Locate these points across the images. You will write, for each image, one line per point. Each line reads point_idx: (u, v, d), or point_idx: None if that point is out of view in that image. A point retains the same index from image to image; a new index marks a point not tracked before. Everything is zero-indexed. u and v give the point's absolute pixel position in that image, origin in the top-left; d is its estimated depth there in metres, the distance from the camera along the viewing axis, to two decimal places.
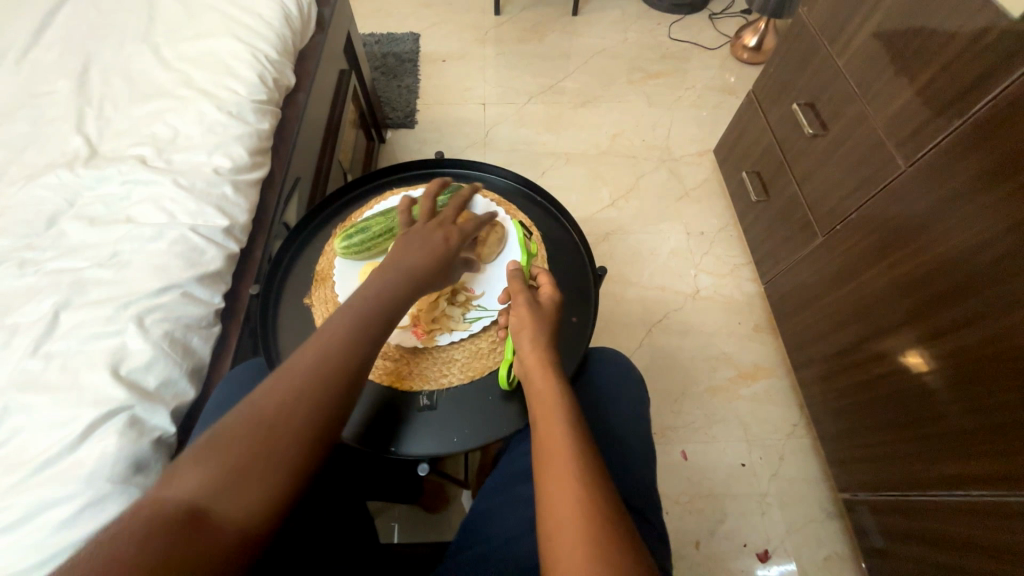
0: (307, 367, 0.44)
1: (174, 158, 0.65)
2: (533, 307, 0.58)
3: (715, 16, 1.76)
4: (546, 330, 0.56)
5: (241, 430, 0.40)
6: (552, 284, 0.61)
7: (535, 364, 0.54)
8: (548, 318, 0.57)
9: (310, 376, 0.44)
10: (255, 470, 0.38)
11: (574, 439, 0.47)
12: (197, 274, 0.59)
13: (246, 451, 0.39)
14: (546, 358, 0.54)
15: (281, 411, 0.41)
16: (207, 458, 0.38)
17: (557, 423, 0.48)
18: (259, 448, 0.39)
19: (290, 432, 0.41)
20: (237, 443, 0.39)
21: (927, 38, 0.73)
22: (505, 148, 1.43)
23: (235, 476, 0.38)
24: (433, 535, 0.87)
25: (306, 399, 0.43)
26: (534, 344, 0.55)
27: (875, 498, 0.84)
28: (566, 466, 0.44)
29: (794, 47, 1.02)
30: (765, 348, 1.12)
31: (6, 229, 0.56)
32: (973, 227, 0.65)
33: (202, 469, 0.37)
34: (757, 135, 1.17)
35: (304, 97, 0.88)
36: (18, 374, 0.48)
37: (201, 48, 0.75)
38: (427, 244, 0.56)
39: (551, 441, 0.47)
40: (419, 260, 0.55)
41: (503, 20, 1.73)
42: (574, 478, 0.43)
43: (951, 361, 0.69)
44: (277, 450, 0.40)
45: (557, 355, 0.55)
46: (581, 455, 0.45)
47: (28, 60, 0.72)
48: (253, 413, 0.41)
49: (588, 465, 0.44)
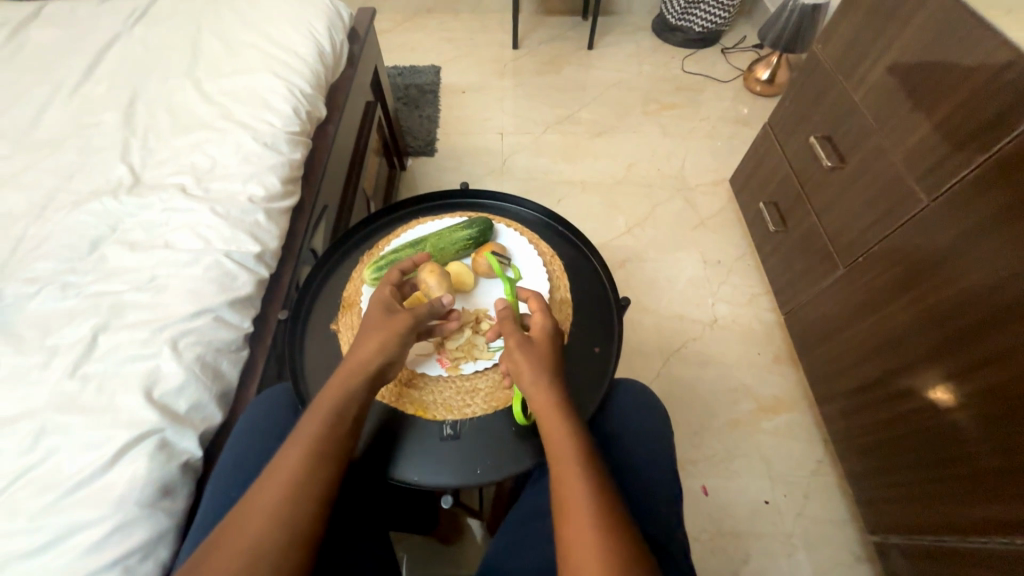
0: (310, 427, 0.49)
1: (210, 186, 0.67)
2: (528, 346, 0.55)
3: (728, 50, 1.80)
4: (546, 369, 0.54)
5: (265, 489, 0.44)
6: (545, 313, 0.59)
7: (537, 399, 0.52)
8: (544, 350, 0.56)
9: (316, 432, 0.48)
10: (289, 520, 0.43)
11: (592, 481, 0.45)
12: (229, 299, 0.60)
13: (275, 506, 0.43)
14: (553, 392, 0.52)
15: (304, 459, 0.46)
16: (245, 522, 0.42)
17: (569, 464, 0.47)
18: (287, 500, 0.43)
19: (309, 481, 0.45)
20: (267, 500, 0.43)
21: (944, 75, 0.74)
22: (522, 177, 1.45)
23: (275, 530, 0.42)
24: (447, 567, 0.85)
25: (316, 452, 0.47)
26: (533, 380, 0.53)
27: (907, 541, 0.81)
28: (583, 512, 0.43)
29: (810, 81, 1.04)
30: (786, 380, 1.10)
31: (50, 253, 0.58)
32: (997, 262, 0.65)
33: (243, 532, 0.41)
34: (774, 166, 1.18)
35: (333, 128, 0.91)
36: (57, 395, 0.49)
37: (240, 82, 0.79)
38: (372, 322, 0.56)
39: (565, 483, 0.45)
40: (368, 346, 0.54)
41: (521, 53, 1.79)
42: (594, 525, 0.42)
43: (981, 400, 0.67)
44: (301, 499, 0.44)
45: (562, 387, 0.54)
46: (602, 499, 0.44)
47: (79, 93, 0.76)
48: (272, 473, 0.45)
49: (609, 509, 0.43)
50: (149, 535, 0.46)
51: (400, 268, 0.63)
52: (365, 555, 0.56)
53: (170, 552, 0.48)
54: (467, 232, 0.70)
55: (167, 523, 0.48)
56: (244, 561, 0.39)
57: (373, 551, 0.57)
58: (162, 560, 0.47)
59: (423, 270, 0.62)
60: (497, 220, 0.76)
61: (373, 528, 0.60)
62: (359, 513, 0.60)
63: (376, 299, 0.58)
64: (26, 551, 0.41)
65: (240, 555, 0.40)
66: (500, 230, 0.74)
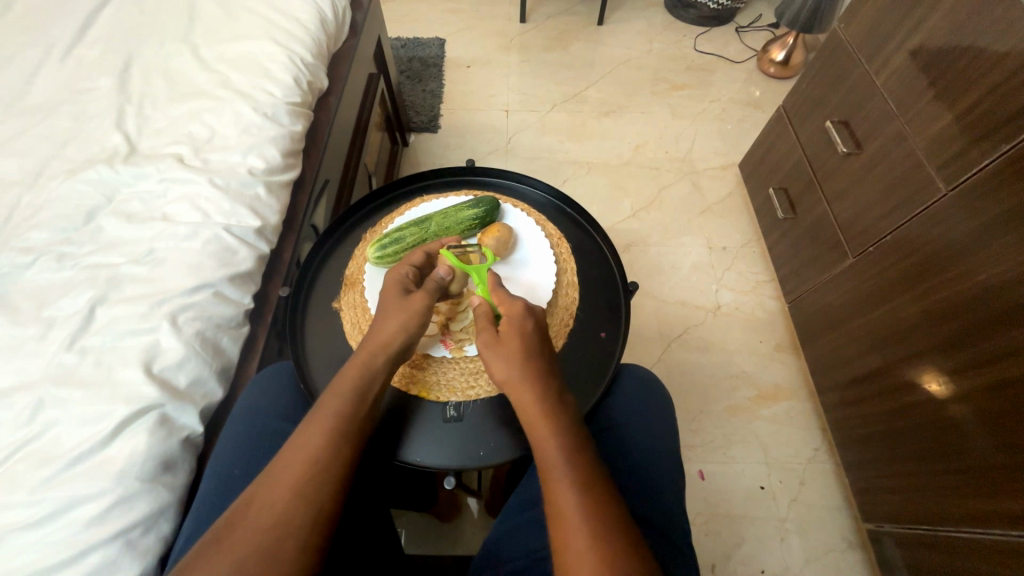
0: (331, 406, 0.48)
1: (210, 158, 0.65)
2: (493, 342, 0.52)
3: (741, 29, 1.74)
4: (514, 360, 0.51)
5: (289, 465, 0.43)
6: (516, 303, 0.55)
7: (516, 400, 0.50)
8: (513, 345, 0.52)
9: (339, 410, 0.48)
10: (314, 497, 0.42)
11: (583, 480, 0.44)
12: (228, 274, 0.59)
13: (299, 483, 0.42)
14: (530, 391, 0.49)
15: (328, 436, 0.45)
16: (268, 499, 0.41)
17: (556, 467, 0.45)
18: (311, 478, 0.43)
19: (331, 457, 0.44)
20: (291, 474, 0.42)
21: (973, 60, 0.71)
22: (527, 155, 1.42)
23: (300, 507, 0.41)
24: (445, 545, 0.86)
25: (338, 429, 0.46)
26: (508, 383, 0.51)
27: (902, 530, 0.82)
28: (572, 510, 0.42)
29: (828, 64, 1.01)
30: (786, 368, 1.10)
31: (45, 223, 0.56)
32: (1014, 256, 0.63)
33: (266, 510, 0.40)
34: (786, 151, 1.15)
35: (336, 100, 0.89)
36: (54, 368, 0.48)
37: (239, 49, 0.76)
38: (386, 301, 0.55)
39: (553, 488, 0.44)
40: (390, 324, 0.54)
41: (528, 28, 1.74)
42: (585, 531, 0.41)
43: (985, 394, 0.67)
44: (326, 476, 0.43)
45: (544, 381, 0.50)
46: (593, 500, 0.42)
47: (72, 57, 0.73)
48: (296, 448, 0.44)
49: (602, 512, 0.42)
50: (150, 510, 0.46)
51: (427, 250, 0.61)
52: (367, 535, 0.56)
53: (172, 526, 0.48)
54: (472, 212, 0.68)
55: (168, 498, 0.48)
56: (265, 533, 0.39)
57: (374, 531, 0.57)
58: (163, 535, 0.47)
59: (443, 253, 0.60)
60: (504, 199, 0.74)
61: (376, 504, 0.61)
62: (370, 487, 0.61)
63: (392, 277, 0.57)
64: (27, 524, 0.41)
65: (264, 533, 0.39)
66: (506, 210, 0.73)
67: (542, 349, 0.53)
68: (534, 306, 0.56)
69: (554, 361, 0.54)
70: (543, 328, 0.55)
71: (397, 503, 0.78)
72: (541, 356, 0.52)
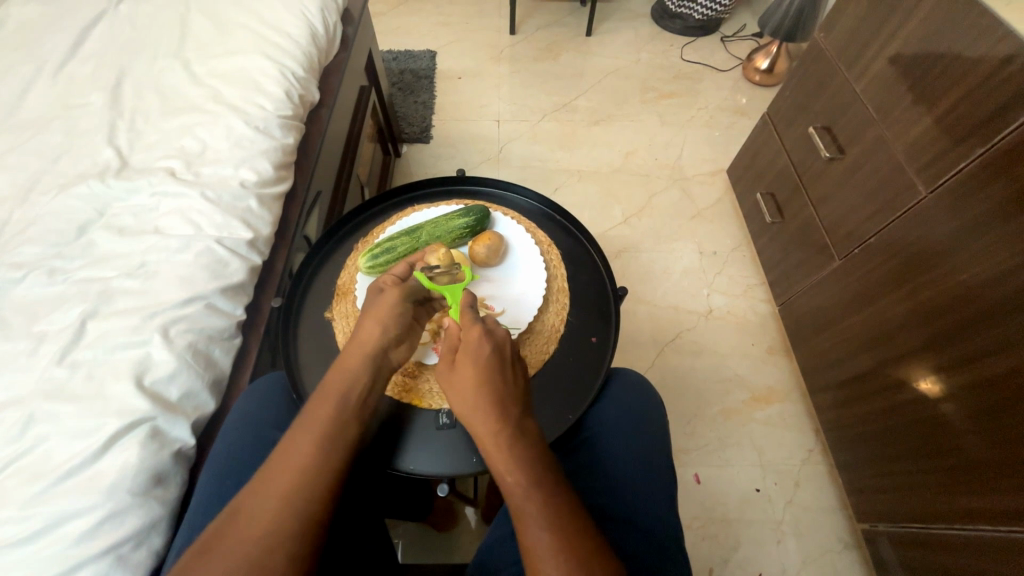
0: (320, 415, 0.48)
1: (202, 171, 0.66)
2: (447, 370, 0.51)
3: (727, 38, 1.78)
4: (468, 388, 0.49)
5: (278, 473, 0.43)
6: (473, 326, 0.53)
7: (473, 429, 0.48)
8: (466, 374, 0.50)
9: (329, 417, 0.48)
10: (302, 505, 0.42)
11: (551, 500, 0.43)
12: (221, 286, 0.59)
13: (287, 494, 0.42)
14: (485, 421, 0.47)
15: (317, 446, 0.45)
16: (255, 510, 0.40)
17: (522, 495, 0.43)
18: (298, 488, 0.42)
19: (319, 464, 0.44)
20: (281, 484, 0.42)
21: (948, 65, 0.74)
22: (518, 165, 1.44)
23: (287, 517, 0.41)
24: (444, 555, 0.86)
25: (328, 435, 0.46)
26: (465, 412, 0.49)
27: (896, 530, 0.82)
28: (538, 533, 0.41)
29: (810, 72, 1.03)
30: (779, 372, 1.11)
31: (37, 238, 0.56)
32: (997, 255, 0.65)
33: (252, 522, 0.40)
34: (772, 157, 1.17)
35: (328, 112, 0.90)
36: (45, 382, 0.48)
37: (230, 64, 0.77)
38: (369, 305, 0.56)
39: (520, 515, 0.42)
40: (375, 326, 0.54)
41: (518, 39, 1.76)
42: (551, 553, 0.40)
43: (972, 393, 0.68)
44: (314, 486, 0.43)
45: (502, 406, 0.48)
46: (564, 516, 0.42)
47: (64, 73, 0.74)
48: (284, 457, 0.44)
49: (575, 534, 0.41)
50: (143, 524, 0.46)
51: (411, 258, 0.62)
52: (360, 545, 0.56)
53: (164, 540, 0.48)
54: (463, 220, 0.69)
55: (160, 511, 0.48)
56: (254, 542, 0.39)
57: (368, 541, 0.57)
58: (155, 549, 0.47)
59: (416, 275, 0.60)
60: (494, 208, 0.75)
61: (369, 514, 0.60)
62: (365, 497, 0.61)
63: (370, 285, 0.58)
64: (15, 541, 0.41)
65: (250, 544, 0.39)
66: (497, 218, 0.74)
67: (503, 370, 0.50)
68: (495, 328, 0.54)
69: (522, 378, 0.52)
70: (504, 351, 0.52)
71: (391, 513, 0.77)
72: (499, 379, 0.50)
